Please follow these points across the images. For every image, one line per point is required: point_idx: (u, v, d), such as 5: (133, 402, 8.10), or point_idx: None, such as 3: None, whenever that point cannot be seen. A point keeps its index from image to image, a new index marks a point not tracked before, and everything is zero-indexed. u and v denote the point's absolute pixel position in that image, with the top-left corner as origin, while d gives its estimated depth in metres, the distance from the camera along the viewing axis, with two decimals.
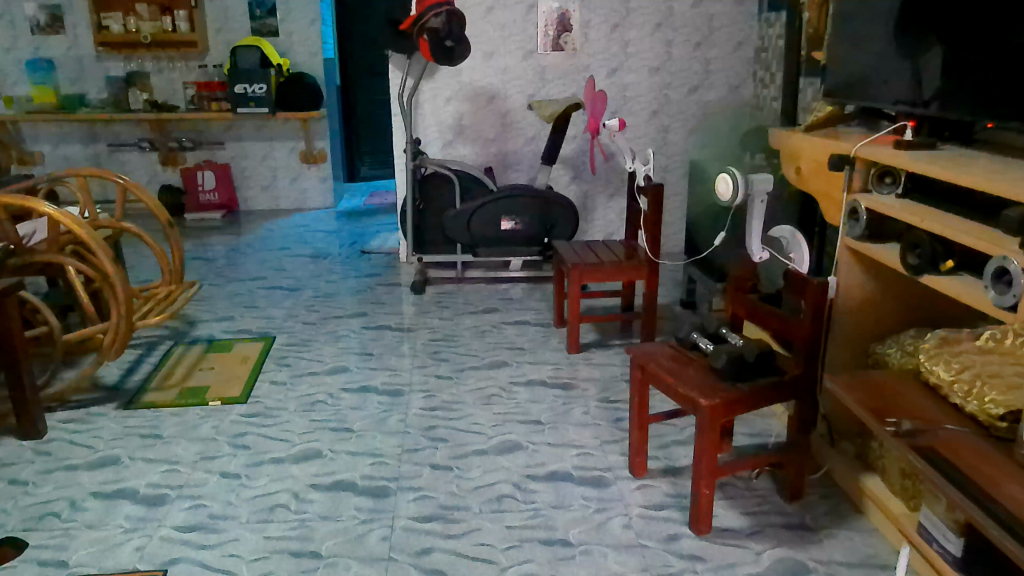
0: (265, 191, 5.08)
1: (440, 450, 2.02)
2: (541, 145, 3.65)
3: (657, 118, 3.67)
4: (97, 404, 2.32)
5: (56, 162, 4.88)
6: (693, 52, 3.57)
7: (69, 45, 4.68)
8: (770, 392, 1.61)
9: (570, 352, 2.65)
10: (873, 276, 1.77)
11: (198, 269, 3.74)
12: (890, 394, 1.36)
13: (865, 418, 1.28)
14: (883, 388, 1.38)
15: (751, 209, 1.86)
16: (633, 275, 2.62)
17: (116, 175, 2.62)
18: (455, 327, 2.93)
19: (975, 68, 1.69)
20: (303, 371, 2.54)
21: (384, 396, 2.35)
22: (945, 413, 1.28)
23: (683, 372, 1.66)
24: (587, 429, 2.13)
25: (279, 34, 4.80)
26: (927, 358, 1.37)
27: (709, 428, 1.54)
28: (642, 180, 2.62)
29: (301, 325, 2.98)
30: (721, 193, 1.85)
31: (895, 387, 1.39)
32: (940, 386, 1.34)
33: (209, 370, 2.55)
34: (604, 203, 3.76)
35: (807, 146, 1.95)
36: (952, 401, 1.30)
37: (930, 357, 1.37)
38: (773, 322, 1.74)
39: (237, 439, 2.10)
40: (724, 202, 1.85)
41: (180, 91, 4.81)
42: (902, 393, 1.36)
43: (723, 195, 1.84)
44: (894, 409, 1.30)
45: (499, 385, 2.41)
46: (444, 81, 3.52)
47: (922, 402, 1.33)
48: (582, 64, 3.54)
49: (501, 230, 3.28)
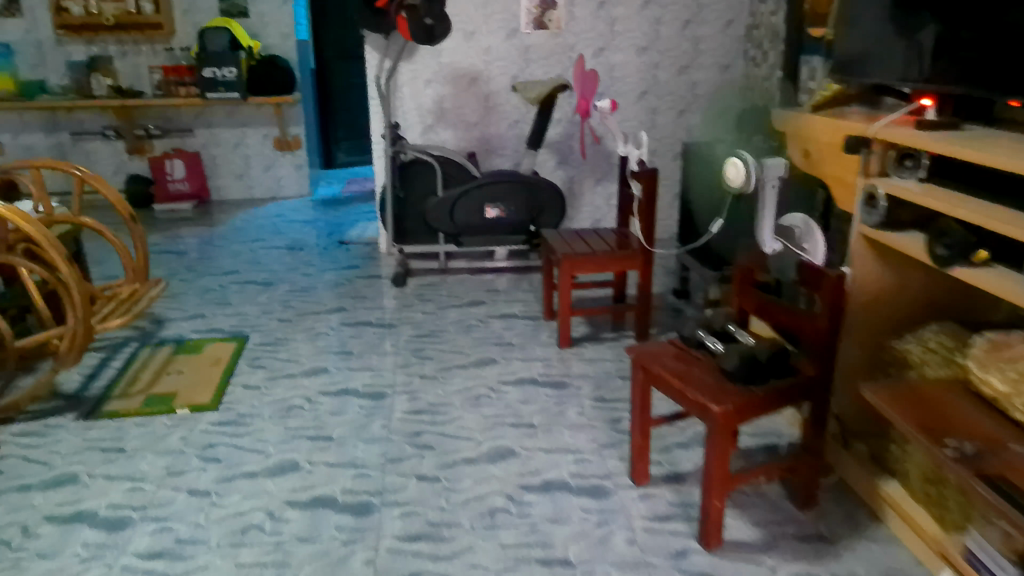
0: (238, 180, 4.88)
1: (427, 459, 1.88)
2: (525, 129, 3.49)
3: (645, 100, 3.52)
4: (56, 415, 2.17)
5: (16, 153, 4.65)
6: (683, 30, 3.43)
7: (27, 28, 4.44)
8: (783, 394, 1.48)
9: (561, 347, 2.51)
10: (889, 265, 1.64)
11: (168, 264, 3.56)
12: (938, 405, 1.26)
13: (920, 438, 1.17)
14: (926, 398, 1.28)
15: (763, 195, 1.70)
16: (627, 265, 2.48)
17: (76, 167, 2.42)
18: (439, 322, 2.79)
19: (972, 44, 1.62)
20: (279, 373, 2.39)
21: (365, 399, 2.21)
22: (1005, 429, 1.18)
23: (691, 373, 1.53)
24: (583, 431, 2.00)
25: (250, 16, 4.59)
26: (978, 366, 1.28)
27: (721, 436, 1.42)
28: (636, 165, 2.48)
29: (276, 323, 2.81)
30: (731, 179, 1.68)
31: (941, 398, 1.29)
32: (995, 399, 1.24)
33: (178, 374, 2.39)
34: (591, 187, 3.61)
35: (819, 128, 1.81)
36: (1011, 416, 1.21)
37: (981, 365, 1.28)
38: (783, 316, 1.61)
39: (207, 452, 1.96)
40: (734, 188, 1.68)
41: (146, 76, 4.60)
42: (953, 406, 1.26)
43: (731, 183, 1.68)
44: (946, 426, 1.19)
45: (488, 385, 2.27)
46: (423, 63, 3.35)
47: (973, 415, 1.23)
48: (567, 44, 3.39)
49: (485, 219, 3.13)
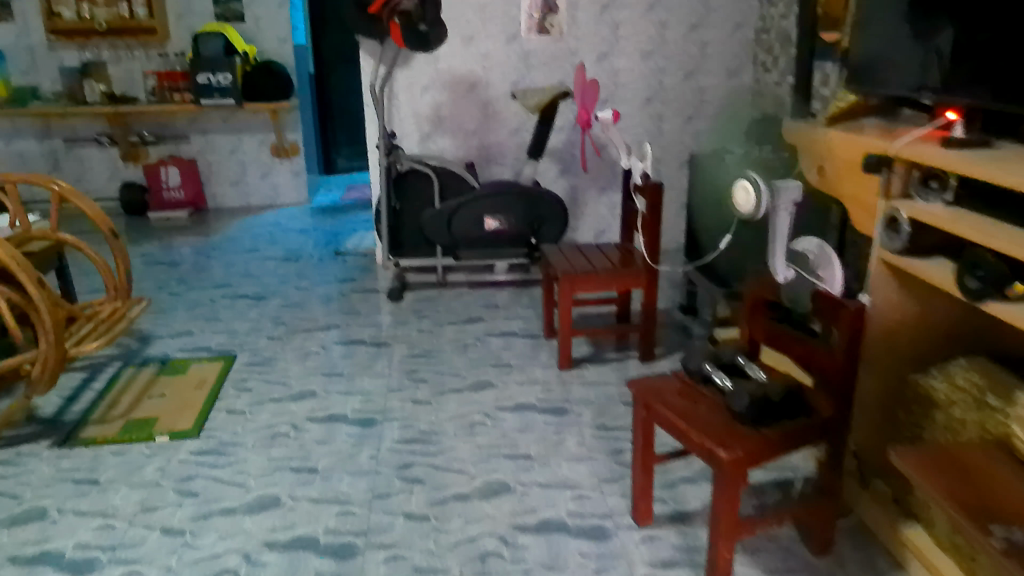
0: (234, 187, 4.78)
1: (416, 496, 1.77)
2: (526, 137, 3.38)
3: (650, 107, 3.40)
4: (29, 441, 2.06)
5: (9, 160, 4.57)
6: (689, 34, 3.31)
7: (18, 33, 4.35)
8: (798, 436, 1.36)
9: (562, 369, 2.40)
10: (911, 291, 1.52)
11: (158, 276, 3.46)
12: (979, 470, 1.22)
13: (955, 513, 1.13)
14: (963, 460, 1.25)
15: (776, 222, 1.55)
16: (630, 284, 2.37)
17: (54, 181, 2.32)
18: (435, 340, 2.67)
19: (1004, 55, 1.49)
20: (265, 397, 2.28)
21: (354, 426, 2.10)
22: None
23: (696, 412, 1.42)
24: (582, 464, 1.88)
25: (246, 20, 4.50)
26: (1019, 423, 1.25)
27: (730, 485, 1.31)
28: (640, 179, 2.36)
29: (266, 341, 2.70)
30: (741, 204, 1.55)
31: (979, 459, 1.25)
32: None
33: (160, 398, 2.28)
34: (595, 197, 3.50)
35: (834, 143, 1.70)
36: None
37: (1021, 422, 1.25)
38: (797, 348, 1.50)
39: (184, 484, 1.85)
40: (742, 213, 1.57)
41: (140, 82, 4.50)
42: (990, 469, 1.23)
43: (741, 209, 1.55)
44: (981, 496, 1.16)
45: (484, 411, 2.16)
46: (420, 69, 3.24)
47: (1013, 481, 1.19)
48: (569, 49, 3.27)
49: (485, 231, 3.03)
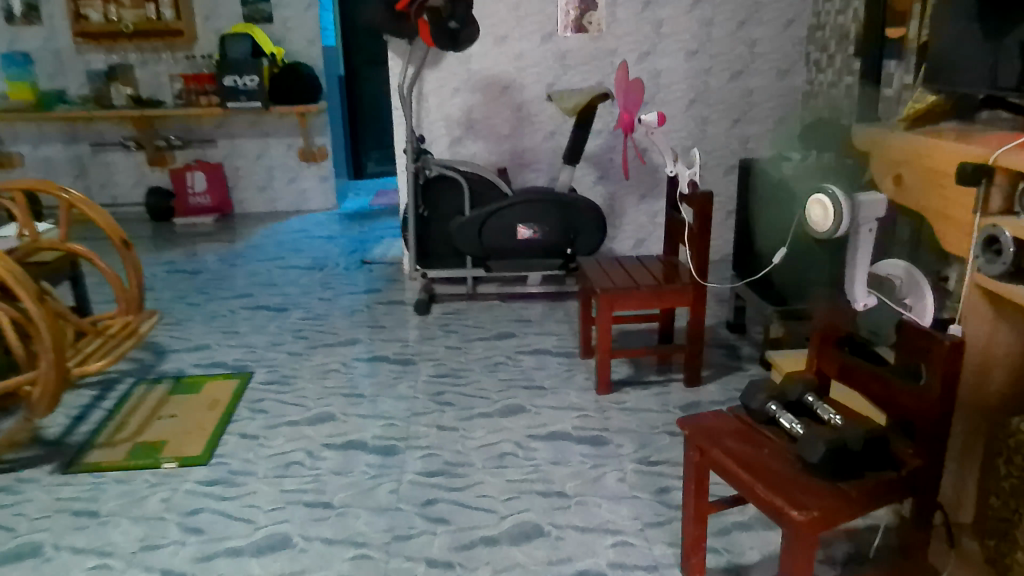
0: (261, 192, 4.68)
1: (439, 538, 1.60)
2: (561, 141, 3.20)
3: (694, 109, 3.20)
4: (31, 466, 1.94)
5: (36, 165, 4.52)
6: (737, 31, 3.11)
7: (46, 37, 4.30)
8: (882, 493, 1.16)
9: (599, 393, 2.22)
10: (1013, 323, 1.30)
11: (179, 285, 3.35)
12: None
13: None
14: None
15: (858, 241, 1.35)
16: (675, 301, 2.18)
17: (64, 189, 2.19)
18: (463, 358, 2.50)
19: None
20: (280, 420, 2.13)
21: (374, 456, 1.93)
22: None
23: (760, 460, 1.22)
24: (624, 504, 1.70)
25: (274, 21, 4.39)
26: None
27: (803, 550, 1.11)
28: (687, 188, 2.17)
29: (284, 356, 2.56)
30: (816, 224, 1.34)
31: None
32: None
33: (170, 420, 2.14)
34: (633, 205, 3.30)
35: (917, 150, 1.50)
36: None
37: None
38: (877, 387, 1.30)
39: (188, 519, 1.70)
40: (819, 232, 1.35)
41: (167, 85, 4.42)
42: None
43: (818, 229, 1.34)
44: None
45: (515, 440, 1.98)
46: (450, 70, 3.08)
47: None
48: (607, 48, 3.09)
49: (517, 239, 2.86)
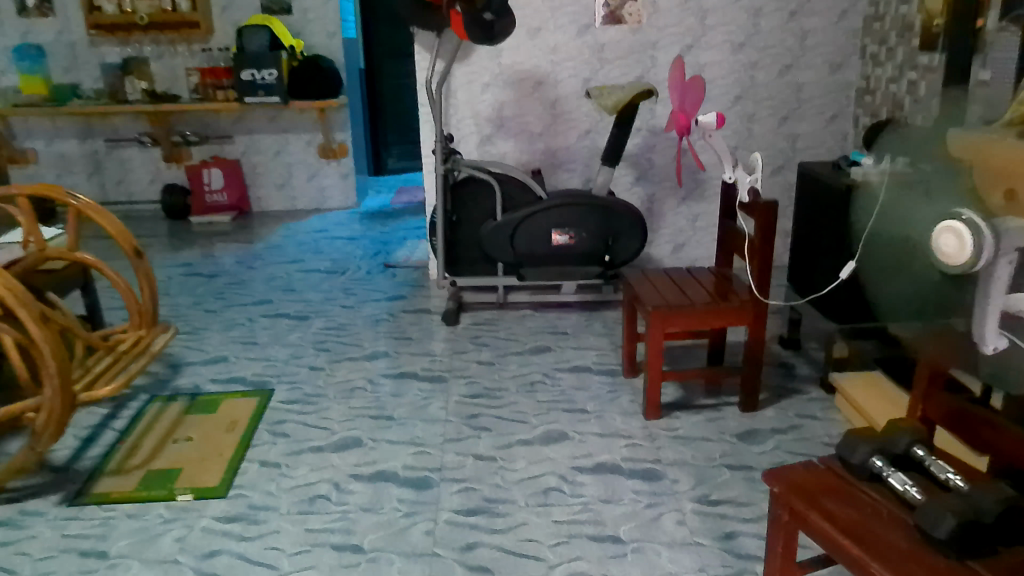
0: (280, 190, 4.52)
1: None
2: (598, 140, 3.01)
3: (739, 106, 3.00)
4: (36, 496, 1.79)
5: (50, 161, 4.39)
6: (787, 23, 2.90)
7: (60, 29, 4.16)
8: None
9: (648, 418, 2.04)
10: None
11: (196, 289, 3.20)
12: None
13: None
14: None
15: (993, 273, 1.22)
16: (732, 320, 1.99)
17: (73, 195, 2.04)
18: (497, 375, 2.34)
19: None
20: (303, 445, 1.97)
21: (407, 489, 1.77)
22: None
23: (870, 528, 1.05)
24: (686, 554, 1.53)
25: (293, 12, 4.22)
26: None
27: None
28: (747, 196, 1.98)
29: (307, 371, 2.40)
30: (949, 254, 1.21)
31: None
32: None
33: (185, 443, 1.98)
34: (673, 207, 3.11)
35: None
36: None
37: None
38: (995, 436, 1.12)
39: (205, 564, 1.55)
40: (956, 264, 1.21)
41: (183, 79, 4.26)
42: None
43: (961, 259, 1.19)
44: None
45: (559, 473, 1.81)
46: (481, 64, 2.90)
47: None
48: (648, 40, 2.89)
49: (551, 245, 2.68)
